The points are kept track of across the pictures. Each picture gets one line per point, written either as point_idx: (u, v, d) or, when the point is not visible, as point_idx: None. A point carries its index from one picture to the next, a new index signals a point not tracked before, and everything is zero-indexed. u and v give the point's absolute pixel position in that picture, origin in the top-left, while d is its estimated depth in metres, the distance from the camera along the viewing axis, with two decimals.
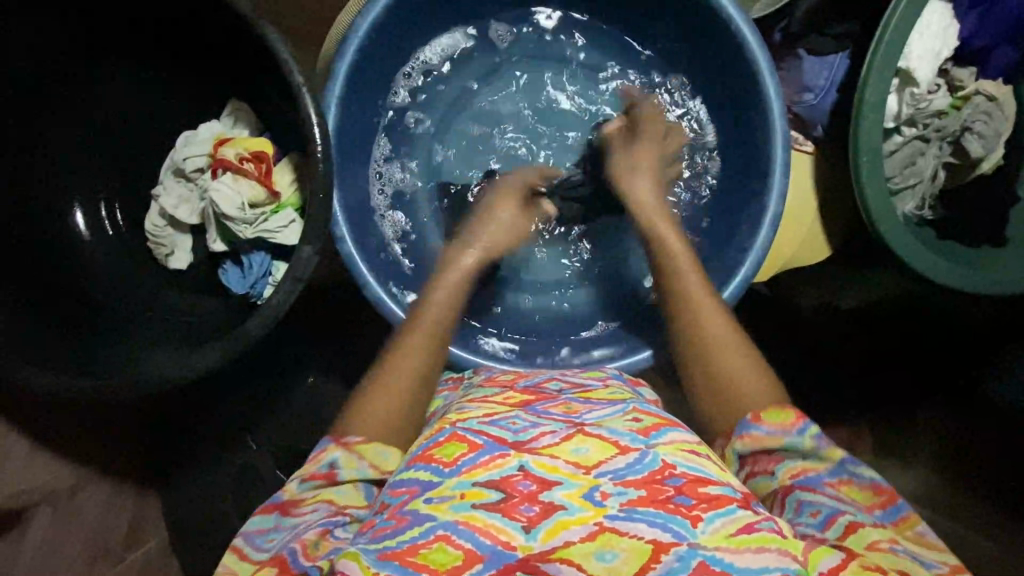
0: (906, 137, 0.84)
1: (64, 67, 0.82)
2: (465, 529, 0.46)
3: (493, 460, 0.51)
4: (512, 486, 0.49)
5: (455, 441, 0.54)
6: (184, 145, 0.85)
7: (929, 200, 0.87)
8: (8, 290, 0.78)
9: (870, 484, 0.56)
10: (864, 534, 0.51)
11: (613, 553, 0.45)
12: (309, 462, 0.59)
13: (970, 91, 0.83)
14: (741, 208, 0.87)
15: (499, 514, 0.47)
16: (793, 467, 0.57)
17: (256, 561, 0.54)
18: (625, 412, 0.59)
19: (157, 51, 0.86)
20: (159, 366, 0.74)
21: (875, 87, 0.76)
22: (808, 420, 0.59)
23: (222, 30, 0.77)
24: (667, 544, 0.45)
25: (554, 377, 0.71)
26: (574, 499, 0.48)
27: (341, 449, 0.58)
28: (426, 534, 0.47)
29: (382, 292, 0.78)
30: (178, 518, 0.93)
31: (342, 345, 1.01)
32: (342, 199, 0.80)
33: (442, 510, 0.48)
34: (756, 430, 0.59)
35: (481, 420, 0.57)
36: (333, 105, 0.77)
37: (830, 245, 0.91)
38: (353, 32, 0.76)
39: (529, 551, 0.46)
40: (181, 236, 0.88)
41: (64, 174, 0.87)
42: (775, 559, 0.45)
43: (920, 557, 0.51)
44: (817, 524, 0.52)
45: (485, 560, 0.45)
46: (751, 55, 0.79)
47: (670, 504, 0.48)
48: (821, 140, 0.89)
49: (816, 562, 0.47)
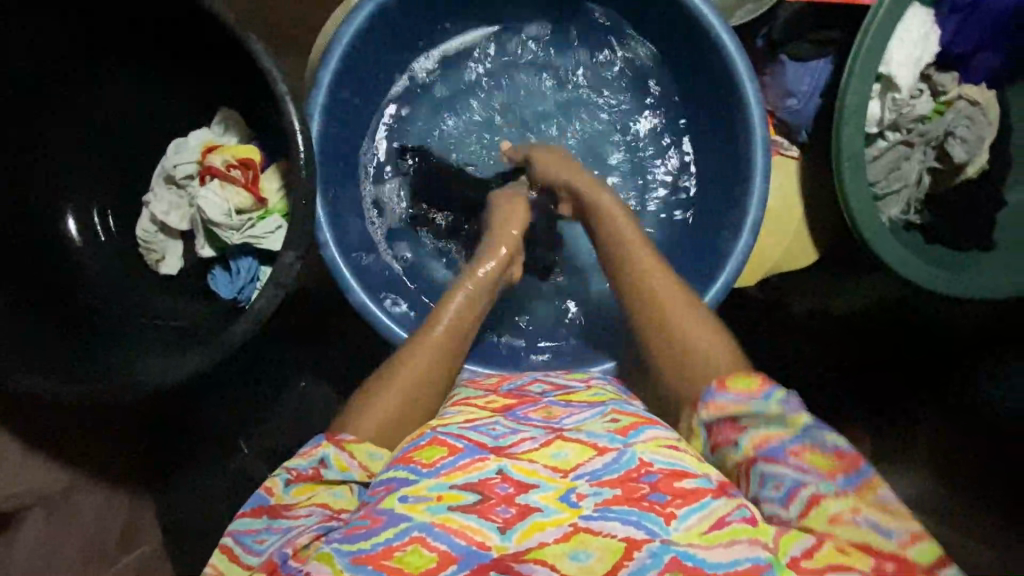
0: (890, 142, 0.84)
1: (64, 67, 0.83)
2: (441, 532, 0.47)
3: (471, 464, 0.51)
4: (490, 489, 0.49)
5: (435, 445, 0.54)
6: (175, 152, 0.87)
7: (913, 204, 0.88)
8: (9, 290, 0.79)
9: (835, 450, 0.53)
10: (824, 507, 0.50)
11: (587, 552, 0.46)
12: (296, 460, 0.59)
13: (952, 96, 0.83)
14: (722, 214, 0.87)
15: (475, 516, 0.48)
16: (756, 438, 0.55)
17: (247, 564, 0.53)
18: (603, 415, 0.59)
19: (157, 51, 0.86)
20: (154, 369, 0.75)
21: (855, 93, 0.76)
22: (773, 386, 0.57)
23: (222, 43, 0.78)
24: (640, 541, 0.46)
25: (536, 380, 0.72)
26: (550, 501, 0.49)
27: (332, 449, 0.59)
28: (401, 537, 0.47)
29: (365, 298, 0.79)
30: (173, 517, 0.95)
31: (319, 342, 1.01)
32: (327, 207, 0.81)
33: (417, 511, 0.48)
34: (722, 400, 0.58)
35: (461, 425, 0.58)
36: (318, 112, 0.78)
37: (816, 252, 0.91)
38: (337, 40, 0.77)
39: (503, 551, 0.46)
40: (172, 241, 0.89)
41: (59, 175, 0.88)
42: (746, 549, 0.46)
43: (883, 526, 0.49)
44: (779, 500, 0.52)
45: (460, 561, 0.46)
46: (730, 60, 0.80)
47: (644, 502, 0.48)
48: (806, 145, 0.90)
49: (787, 547, 0.48)
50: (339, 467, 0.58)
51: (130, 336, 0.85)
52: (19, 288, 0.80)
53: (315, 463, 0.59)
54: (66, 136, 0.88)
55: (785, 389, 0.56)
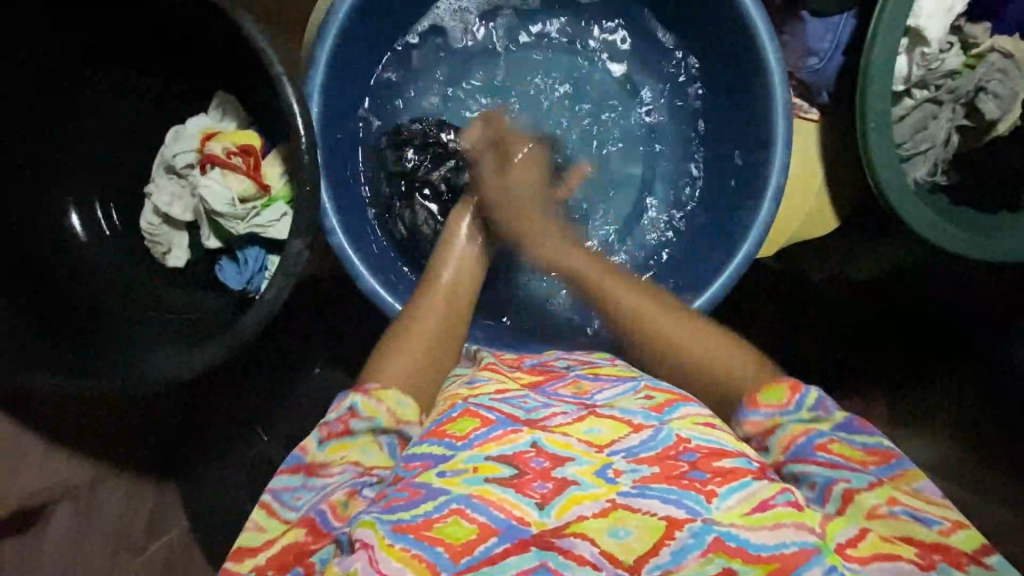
0: (917, 100, 0.80)
1: (66, 63, 0.82)
2: (479, 503, 0.45)
3: (506, 435, 0.50)
4: (525, 463, 0.48)
5: (468, 416, 0.53)
6: (173, 141, 0.84)
7: (941, 164, 0.83)
8: (8, 311, 0.77)
9: (865, 446, 0.53)
10: (861, 501, 0.49)
11: (626, 529, 0.44)
12: (328, 416, 0.56)
13: (984, 48, 0.79)
14: (743, 182, 0.84)
15: (513, 490, 0.46)
16: (784, 439, 0.54)
17: (284, 520, 0.50)
18: (637, 390, 0.57)
19: (158, 45, 0.84)
20: (170, 364, 0.74)
21: (881, 50, 0.73)
22: (804, 391, 0.57)
23: (218, 42, 0.76)
24: (681, 520, 0.44)
25: (559, 356, 0.70)
26: (587, 475, 0.47)
27: (360, 396, 0.56)
28: (441, 509, 0.45)
29: (375, 285, 0.77)
30: (194, 507, 0.95)
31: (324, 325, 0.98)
32: (332, 193, 0.79)
33: (455, 484, 0.46)
34: (755, 417, 0.57)
35: (493, 396, 0.56)
36: (316, 94, 0.75)
37: (837, 221, 0.88)
38: (332, 17, 0.74)
39: (543, 527, 0.44)
40: (177, 232, 0.87)
41: (58, 193, 0.87)
42: (794, 535, 0.44)
43: (921, 515, 0.48)
44: (815, 498, 0.51)
45: (501, 534, 0.44)
46: (748, 18, 0.76)
47: (683, 479, 0.47)
48: (827, 107, 0.86)
49: (834, 534, 0.46)
50: (368, 414, 0.55)
51: (141, 333, 0.83)
52: (19, 309, 0.78)
53: (345, 414, 0.55)
54: (64, 147, 0.87)
55: (815, 392, 0.57)
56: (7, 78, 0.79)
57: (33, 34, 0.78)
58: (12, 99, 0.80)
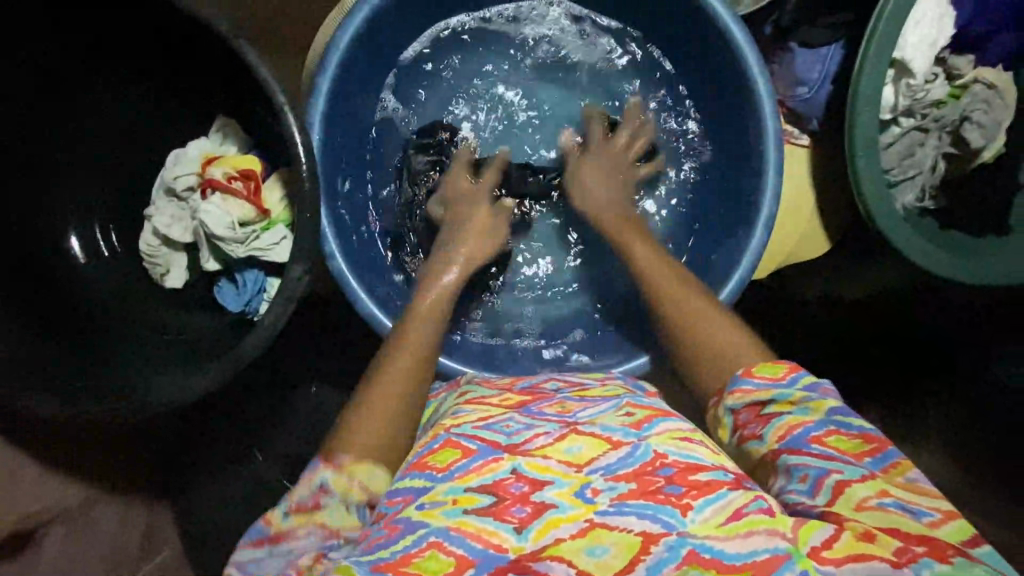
0: (904, 129, 0.82)
1: (71, 87, 0.84)
2: (456, 535, 0.46)
3: (486, 465, 0.50)
4: (505, 490, 0.48)
5: (448, 447, 0.53)
6: (175, 164, 0.85)
7: (929, 190, 0.85)
8: (7, 311, 0.78)
9: (860, 431, 0.51)
10: (851, 493, 0.47)
11: (603, 547, 0.45)
12: (296, 487, 0.53)
13: (967, 80, 0.82)
14: (735, 209, 0.86)
15: (491, 518, 0.46)
16: (778, 430, 0.53)
17: None
18: (617, 408, 0.58)
19: (162, 69, 0.86)
20: (167, 386, 0.74)
21: (868, 82, 0.75)
22: (800, 370, 0.56)
23: (216, 59, 0.77)
24: (656, 535, 0.45)
25: (549, 378, 0.71)
26: (565, 497, 0.48)
27: (330, 471, 0.53)
28: (419, 542, 0.45)
29: (373, 309, 0.78)
30: (186, 527, 0.94)
31: (321, 344, 0.99)
32: (331, 216, 0.79)
33: (433, 516, 0.47)
34: (747, 384, 0.57)
35: (475, 424, 0.56)
36: (318, 121, 0.77)
37: (830, 245, 0.90)
38: (334, 45, 0.75)
39: (520, 552, 0.45)
40: (176, 254, 0.88)
41: (57, 193, 0.88)
42: (765, 541, 0.44)
43: (911, 508, 0.47)
44: (806, 490, 0.49)
45: (477, 564, 0.44)
46: (739, 51, 0.78)
47: (660, 495, 0.47)
48: (817, 133, 0.88)
49: (808, 536, 0.45)
50: (340, 491, 0.52)
51: (138, 353, 0.83)
52: (18, 309, 0.79)
53: (316, 490, 0.52)
54: (64, 146, 0.87)
55: (814, 375, 0.55)
56: (8, 77, 0.78)
57: (32, 34, 0.76)
58: (12, 98, 0.80)
